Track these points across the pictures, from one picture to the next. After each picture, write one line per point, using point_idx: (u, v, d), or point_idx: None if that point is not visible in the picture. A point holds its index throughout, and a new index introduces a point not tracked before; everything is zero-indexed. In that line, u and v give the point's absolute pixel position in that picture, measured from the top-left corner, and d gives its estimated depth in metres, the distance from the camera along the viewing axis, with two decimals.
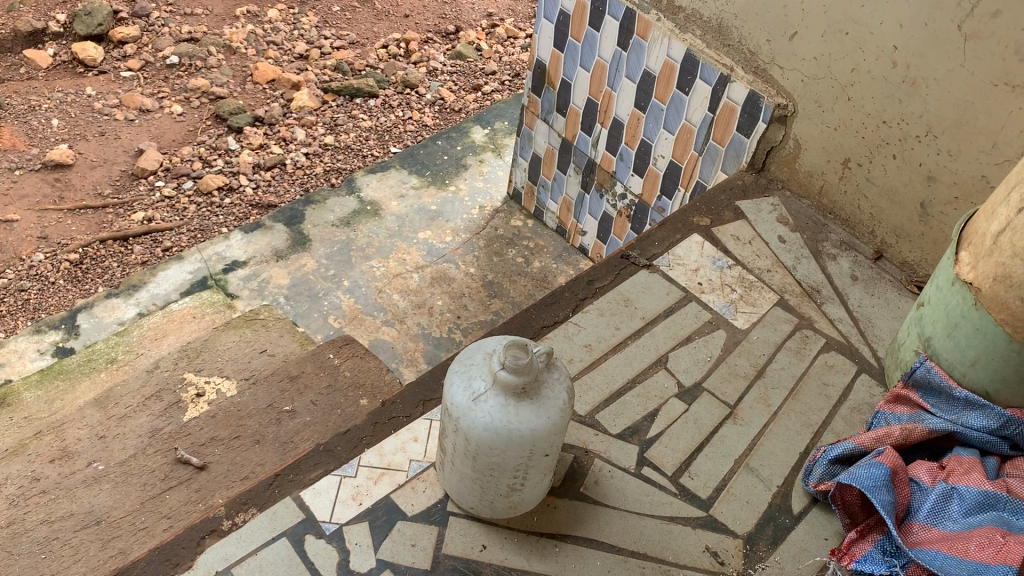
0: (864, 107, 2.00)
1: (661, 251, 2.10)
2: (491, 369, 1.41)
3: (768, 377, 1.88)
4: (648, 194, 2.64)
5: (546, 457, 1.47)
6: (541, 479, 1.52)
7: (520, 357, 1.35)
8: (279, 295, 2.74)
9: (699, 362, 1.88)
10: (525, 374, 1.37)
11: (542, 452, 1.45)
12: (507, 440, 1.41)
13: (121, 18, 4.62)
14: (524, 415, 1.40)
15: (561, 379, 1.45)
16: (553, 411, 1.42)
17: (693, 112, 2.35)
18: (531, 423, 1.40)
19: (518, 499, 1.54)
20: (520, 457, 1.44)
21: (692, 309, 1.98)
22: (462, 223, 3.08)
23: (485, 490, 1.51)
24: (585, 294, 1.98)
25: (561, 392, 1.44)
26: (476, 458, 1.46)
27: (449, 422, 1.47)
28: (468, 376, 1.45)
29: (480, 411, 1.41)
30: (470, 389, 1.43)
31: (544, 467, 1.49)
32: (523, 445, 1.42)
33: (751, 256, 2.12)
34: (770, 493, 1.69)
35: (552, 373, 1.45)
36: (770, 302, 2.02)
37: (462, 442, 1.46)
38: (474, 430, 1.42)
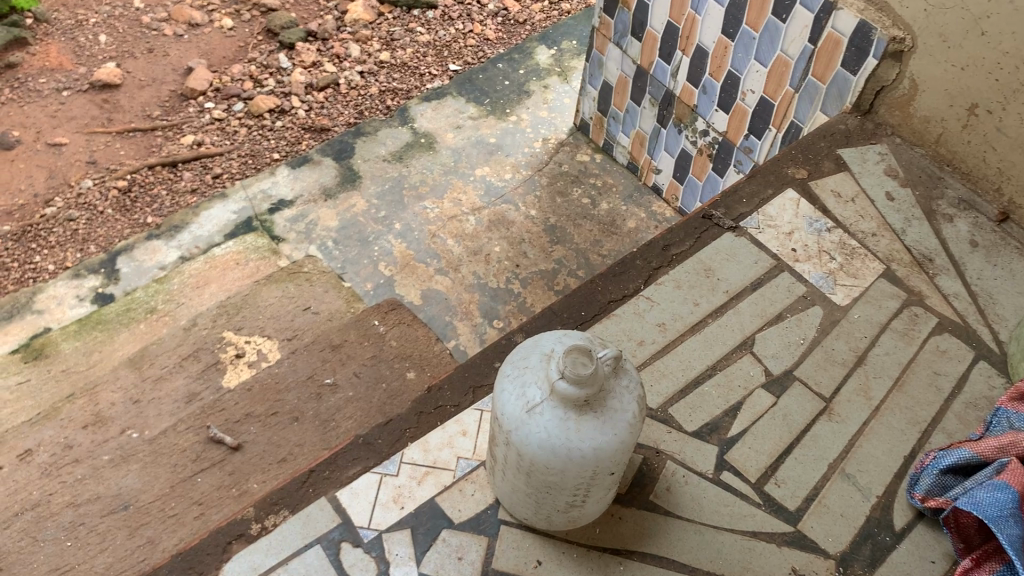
0: (1001, 44, 1.67)
1: (749, 210, 1.84)
2: (549, 376, 1.20)
3: (871, 364, 1.64)
4: (733, 132, 2.35)
5: (612, 474, 1.27)
6: (607, 495, 1.33)
7: (581, 368, 1.14)
8: (327, 239, 2.56)
9: (790, 345, 1.65)
10: (589, 388, 1.16)
11: (608, 469, 1.25)
12: (567, 458, 1.22)
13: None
14: (588, 430, 1.20)
15: (634, 387, 1.24)
16: (623, 425, 1.22)
17: (791, 43, 2.04)
18: (598, 437, 1.20)
19: (578, 516, 1.35)
20: (582, 476, 1.25)
21: (784, 280, 1.74)
22: (523, 157, 2.82)
23: (541, 504, 1.32)
24: (660, 262, 1.76)
25: (634, 402, 1.24)
26: (531, 474, 1.26)
27: (500, 433, 1.28)
28: (522, 381, 1.24)
29: (535, 424, 1.21)
30: (523, 397, 1.23)
31: (611, 483, 1.30)
32: (585, 465, 1.22)
33: (854, 217, 1.84)
34: (869, 506, 1.47)
35: (622, 380, 1.24)
36: (874, 273, 1.76)
37: (515, 454, 1.26)
38: (529, 446, 1.23)
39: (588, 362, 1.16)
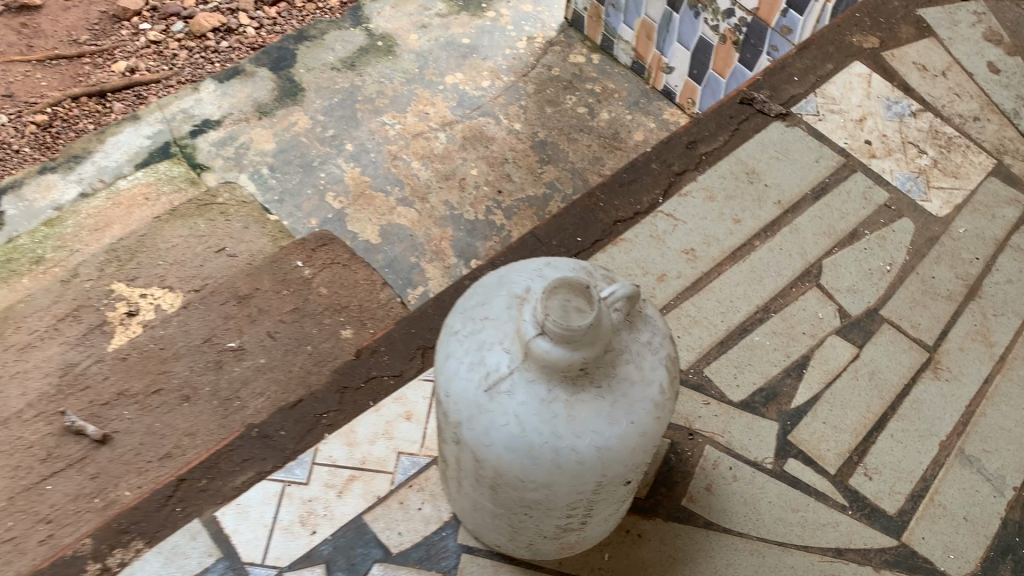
0: None
1: (803, 91, 1.34)
2: (520, 332, 0.72)
3: (988, 297, 1.15)
4: (768, 11, 1.81)
5: (628, 484, 0.80)
6: (618, 511, 0.87)
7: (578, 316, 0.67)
8: (262, 166, 2.07)
9: (873, 274, 1.16)
10: (589, 350, 0.69)
11: (622, 477, 0.79)
12: (556, 466, 0.74)
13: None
14: (590, 418, 0.73)
15: (660, 346, 0.78)
16: (646, 408, 0.75)
17: None
18: (607, 430, 0.73)
19: (576, 544, 0.88)
20: (581, 489, 0.78)
21: (858, 184, 1.24)
22: (502, 61, 2.31)
23: (519, 528, 0.85)
24: (685, 164, 1.26)
25: (661, 370, 0.77)
26: (499, 487, 0.79)
27: (447, 425, 0.80)
28: (477, 341, 0.76)
29: (502, 410, 0.74)
30: (478, 367, 0.75)
31: (626, 495, 0.83)
32: (586, 472, 0.75)
33: (947, 96, 1.34)
34: (1003, 504, 1.00)
35: (639, 336, 0.77)
36: (981, 170, 1.26)
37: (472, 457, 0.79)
38: (492, 446, 0.75)
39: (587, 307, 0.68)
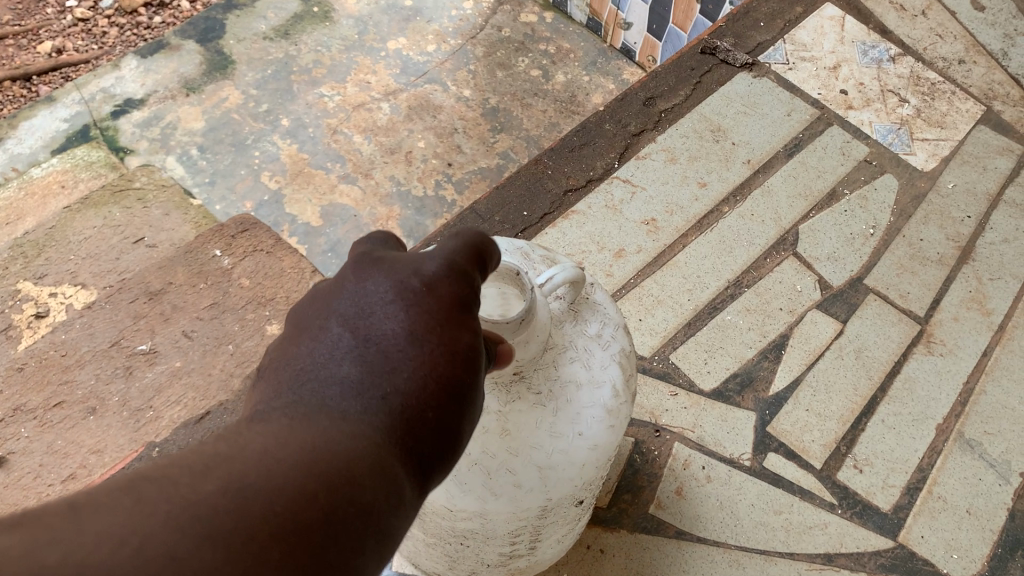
0: None
1: (771, 38, 1.20)
2: None
3: (983, 259, 1.03)
4: None
5: (580, 502, 0.68)
6: (572, 529, 0.74)
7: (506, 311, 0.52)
8: (190, 146, 1.91)
9: (855, 240, 1.04)
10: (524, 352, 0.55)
11: (572, 497, 0.66)
12: (489, 491, 0.61)
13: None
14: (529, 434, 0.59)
15: (613, 340, 0.64)
16: (597, 418, 0.61)
17: None
18: (550, 446, 0.60)
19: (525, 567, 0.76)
20: (524, 514, 0.65)
21: (835, 138, 1.12)
22: (448, 23, 2.15)
23: (458, 556, 0.73)
24: (642, 123, 1.12)
25: (614, 369, 0.63)
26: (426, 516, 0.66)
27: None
28: None
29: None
30: None
31: (578, 512, 0.71)
32: (527, 498, 0.62)
33: (928, 38, 1.21)
34: (1010, 493, 0.88)
35: (586, 329, 0.63)
36: (969, 118, 1.14)
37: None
38: None
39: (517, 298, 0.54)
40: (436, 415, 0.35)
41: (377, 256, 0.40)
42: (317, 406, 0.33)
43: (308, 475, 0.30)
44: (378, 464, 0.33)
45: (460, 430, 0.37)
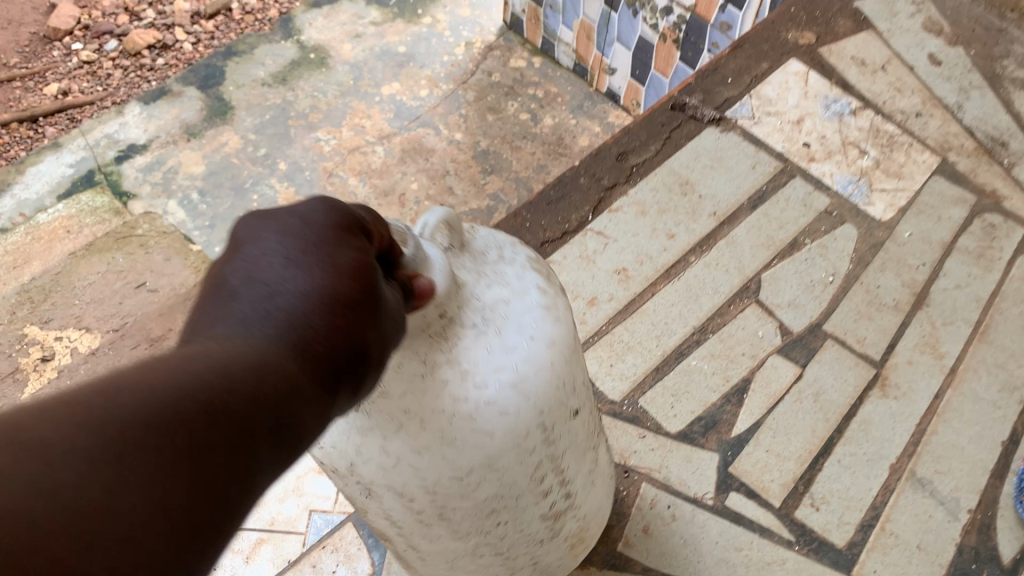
0: None
1: (737, 94, 1.27)
2: None
3: (937, 305, 1.09)
4: (705, 7, 1.73)
5: (579, 412, 0.64)
6: (590, 460, 0.72)
7: (389, 238, 0.49)
8: (191, 190, 1.99)
9: (816, 287, 1.10)
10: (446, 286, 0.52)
11: (570, 414, 0.62)
12: (496, 460, 0.57)
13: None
14: (487, 370, 0.55)
15: (514, 258, 0.62)
16: (541, 310, 0.59)
17: None
18: (525, 363, 0.56)
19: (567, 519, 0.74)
20: (537, 470, 0.62)
21: (798, 190, 1.18)
22: (441, 68, 2.23)
23: (517, 549, 0.70)
24: (614, 177, 1.19)
25: (532, 280, 0.61)
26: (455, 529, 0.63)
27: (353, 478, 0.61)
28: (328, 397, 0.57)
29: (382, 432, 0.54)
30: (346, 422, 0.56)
31: (586, 437, 0.68)
32: (527, 446, 0.58)
33: (888, 92, 1.28)
34: (959, 529, 0.94)
35: (483, 257, 0.60)
36: (925, 169, 1.20)
37: (390, 500, 0.61)
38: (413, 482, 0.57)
39: (407, 246, 0.51)
40: (365, 330, 0.38)
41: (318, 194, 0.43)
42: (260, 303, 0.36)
43: (248, 368, 0.32)
44: (300, 367, 0.35)
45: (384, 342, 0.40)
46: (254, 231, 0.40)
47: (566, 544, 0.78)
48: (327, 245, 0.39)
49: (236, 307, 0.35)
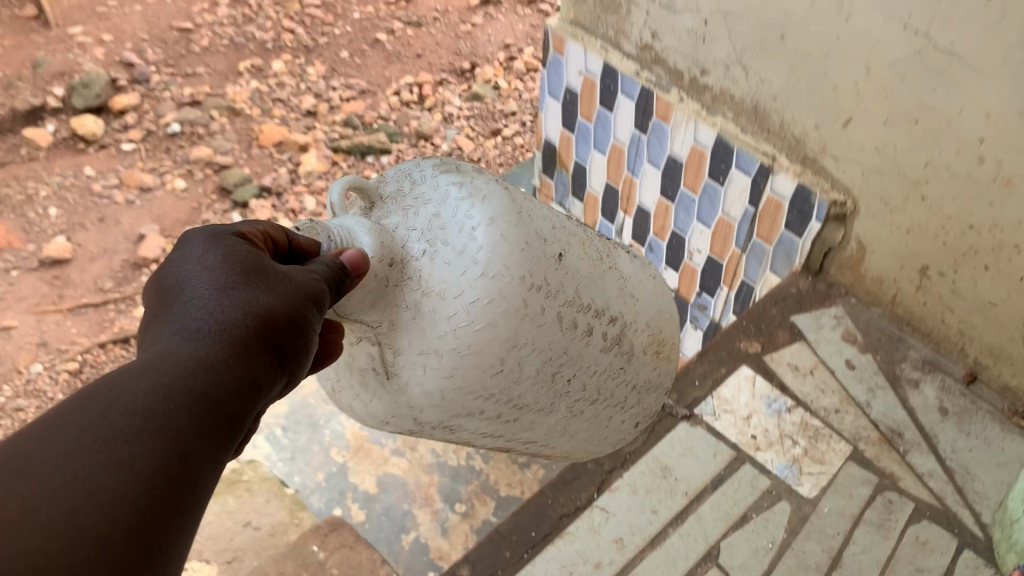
0: (943, 208, 1.62)
1: (703, 394, 1.74)
2: (377, 321, 1.17)
3: (848, 567, 1.50)
4: (686, 290, 2.29)
5: (564, 253, 1.29)
6: (619, 291, 1.41)
7: (318, 242, 1.07)
8: (275, 427, 2.46)
9: (760, 552, 1.52)
10: (376, 251, 1.12)
11: (554, 259, 1.26)
12: (517, 336, 1.20)
13: (74, 36, 4.81)
14: (455, 280, 1.15)
15: (425, 177, 1.22)
16: (472, 209, 1.18)
17: (732, 205, 1.98)
18: (480, 253, 1.15)
19: (629, 342, 1.44)
20: (565, 330, 1.28)
21: (747, 474, 1.63)
22: None
23: (596, 390, 1.41)
24: (613, 464, 1.65)
25: (445, 185, 1.20)
26: (533, 392, 1.29)
27: (453, 424, 1.28)
28: (395, 359, 1.20)
29: (433, 357, 1.17)
30: (417, 361, 1.18)
31: (589, 271, 1.34)
32: (532, 311, 1.20)
33: (814, 392, 1.74)
34: None
35: (392, 212, 1.19)
36: (841, 455, 1.64)
37: (477, 417, 1.27)
38: (473, 382, 1.20)
39: (324, 238, 1.09)
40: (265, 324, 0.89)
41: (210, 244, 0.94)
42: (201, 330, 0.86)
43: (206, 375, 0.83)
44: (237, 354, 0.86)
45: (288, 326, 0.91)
46: (186, 253, 0.93)
47: (648, 360, 1.50)
48: (225, 258, 0.92)
49: (193, 323, 0.86)
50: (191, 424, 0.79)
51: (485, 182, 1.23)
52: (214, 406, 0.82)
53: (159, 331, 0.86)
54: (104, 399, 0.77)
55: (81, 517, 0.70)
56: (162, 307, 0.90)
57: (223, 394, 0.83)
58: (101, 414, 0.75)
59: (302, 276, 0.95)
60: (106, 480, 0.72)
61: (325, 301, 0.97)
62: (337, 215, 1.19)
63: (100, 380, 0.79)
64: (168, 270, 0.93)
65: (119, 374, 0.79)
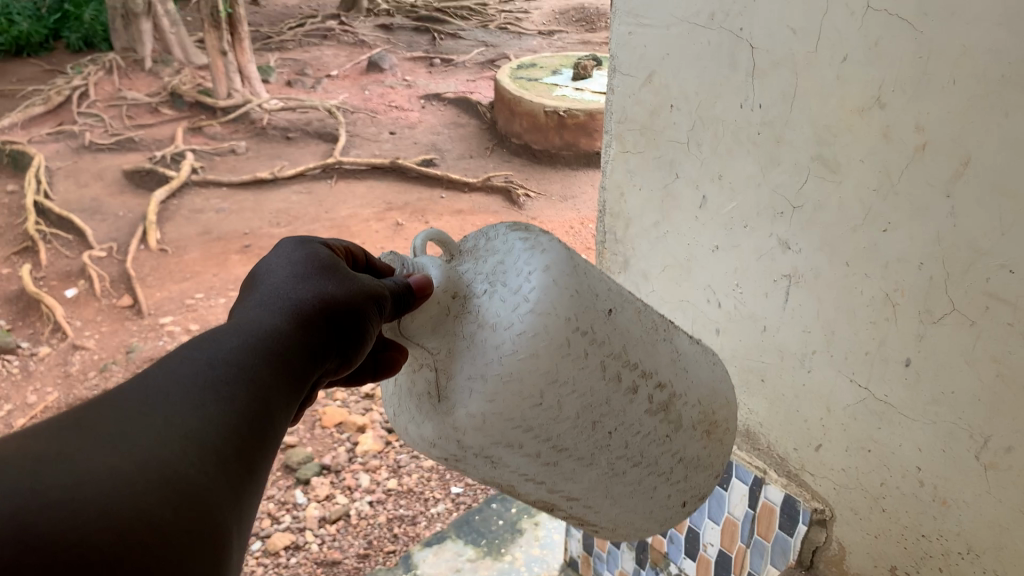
0: (900, 518, 1.99)
1: None
2: (434, 347, 1.55)
3: None
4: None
5: (614, 311, 1.59)
6: (671, 361, 1.69)
7: (393, 266, 1.52)
8: None
9: None
10: (441, 282, 1.53)
11: (604, 313, 1.56)
12: (559, 370, 1.50)
13: (165, 327, 5.87)
14: (507, 316, 1.49)
15: (500, 235, 1.62)
16: (531, 260, 1.52)
17: (735, 506, 2.41)
18: (532, 293, 1.49)
19: (676, 413, 1.69)
20: (608, 379, 1.56)
21: None
22: None
23: (645, 451, 1.67)
24: None
25: (514, 242, 1.57)
26: (580, 434, 1.57)
27: (495, 454, 1.59)
28: (452, 380, 1.55)
29: (478, 382, 1.51)
30: (470, 379, 1.52)
31: (640, 334, 1.63)
32: (577, 348, 1.51)
33: None
34: None
35: (468, 268, 1.59)
36: None
37: (526, 454, 1.58)
38: (513, 409, 1.51)
39: (397, 264, 1.54)
40: (317, 321, 1.18)
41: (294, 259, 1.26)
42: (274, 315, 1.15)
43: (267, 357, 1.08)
44: (288, 345, 1.12)
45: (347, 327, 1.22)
46: (271, 255, 1.28)
47: (699, 436, 1.75)
48: (309, 256, 1.27)
49: (264, 315, 1.14)
50: (273, 373, 1.06)
51: (550, 240, 1.57)
52: (288, 366, 1.09)
53: (242, 311, 1.16)
54: (208, 345, 1.04)
55: (212, 422, 0.94)
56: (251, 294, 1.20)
57: (287, 356, 1.10)
58: (213, 357, 1.02)
59: (353, 291, 1.26)
60: (212, 413, 0.95)
61: (384, 304, 1.32)
62: (418, 257, 1.60)
63: (201, 338, 1.05)
64: (257, 266, 1.27)
65: (208, 343, 1.05)
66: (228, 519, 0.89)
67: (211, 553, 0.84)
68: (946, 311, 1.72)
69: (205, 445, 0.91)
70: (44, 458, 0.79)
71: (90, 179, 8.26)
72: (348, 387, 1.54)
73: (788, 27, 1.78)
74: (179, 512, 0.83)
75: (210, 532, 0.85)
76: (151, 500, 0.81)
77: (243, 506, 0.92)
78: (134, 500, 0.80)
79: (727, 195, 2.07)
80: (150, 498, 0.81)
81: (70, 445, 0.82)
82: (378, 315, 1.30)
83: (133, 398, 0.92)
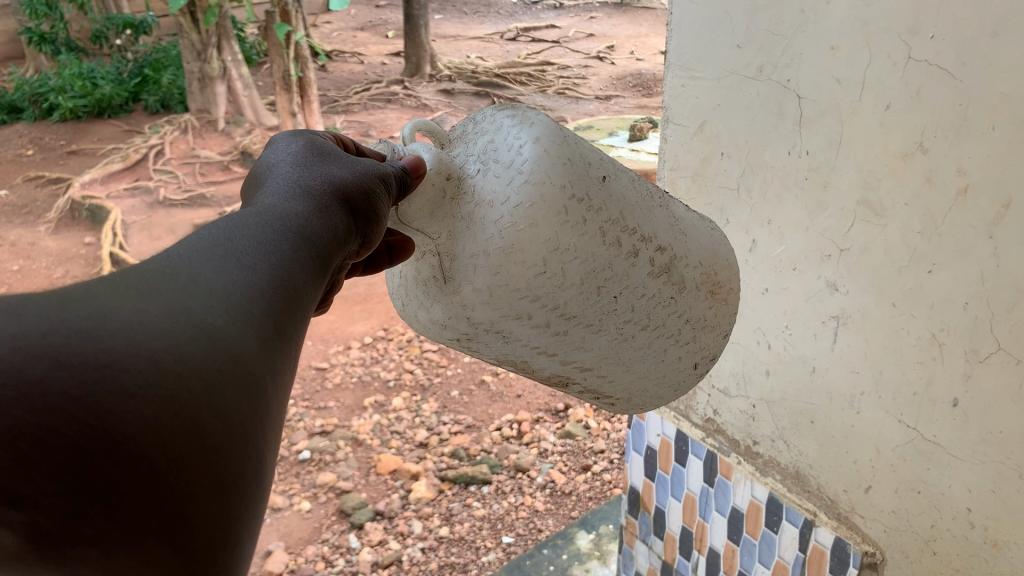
0: (951, 561, 1.99)
1: None
2: (429, 229, 1.67)
3: None
4: None
5: (608, 179, 1.67)
6: (670, 226, 1.77)
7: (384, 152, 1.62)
8: None
9: None
10: (434, 164, 1.63)
11: (598, 179, 1.65)
12: (560, 238, 1.59)
13: None
14: (502, 189, 1.59)
15: (488, 116, 1.71)
16: (521, 132, 1.61)
17: (785, 549, 2.42)
18: (525, 165, 1.58)
19: (679, 274, 1.77)
20: (609, 245, 1.64)
21: None
22: None
23: (652, 329, 1.76)
24: None
25: (504, 117, 1.67)
26: (589, 314, 1.67)
27: (505, 328, 1.67)
28: (455, 259, 1.65)
29: (481, 257, 1.61)
30: (474, 257, 1.62)
31: (637, 201, 1.71)
32: (574, 215, 1.59)
33: None
34: None
35: (462, 149, 1.70)
36: None
37: (539, 333, 1.67)
38: (516, 281, 1.60)
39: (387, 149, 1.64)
40: (337, 212, 1.25)
41: (306, 155, 1.34)
42: (296, 203, 1.21)
43: (296, 238, 1.13)
44: (310, 221, 1.18)
45: (360, 219, 1.30)
46: (271, 154, 1.36)
47: (703, 297, 1.83)
48: (307, 146, 1.36)
49: (282, 201, 1.21)
50: (298, 246, 1.12)
51: (537, 114, 1.66)
52: (312, 239, 1.16)
53: (260, 198, 1.23)
54: (235, 224, 1.09)
55: (239, 283, 1.00)
56: (261, 187, 1.28)
57: (311, 229, 1.17)
58: (237, 234, 1.08)
59: (364, 180, 1.35)
60: (237, 278, 1.00)
61: (390, 182, 1.41)
62: (408, 142, 1.71)
63: (228, 217, 1.11)
64: (259, 167, 1.34)
65: (233, 219, 1.10)
66: (259, 369, 0.93)
67: (240, 393, 0.89)
68: (991, 350, 1.76)
69: (232, 301, 0.96)
70: (76, 296, 0.85)
71: (162, 232, 8.63)
72: (368, 274, 1.70)
73: (832, 78, 1.88)
74: (207, 352, 0.88)
75: (240, 376, 0.90)
76: (177, 341, 0.86)
77: (276, 361, 0.96)
78: (163, 338, 0.86)
79: (775, 239, 2.15)
80: (178, 341, 0.87)
81: (98, 291, 0.87)
82: (387, 193, 1.40)
83: (157, 264, 0.97)
